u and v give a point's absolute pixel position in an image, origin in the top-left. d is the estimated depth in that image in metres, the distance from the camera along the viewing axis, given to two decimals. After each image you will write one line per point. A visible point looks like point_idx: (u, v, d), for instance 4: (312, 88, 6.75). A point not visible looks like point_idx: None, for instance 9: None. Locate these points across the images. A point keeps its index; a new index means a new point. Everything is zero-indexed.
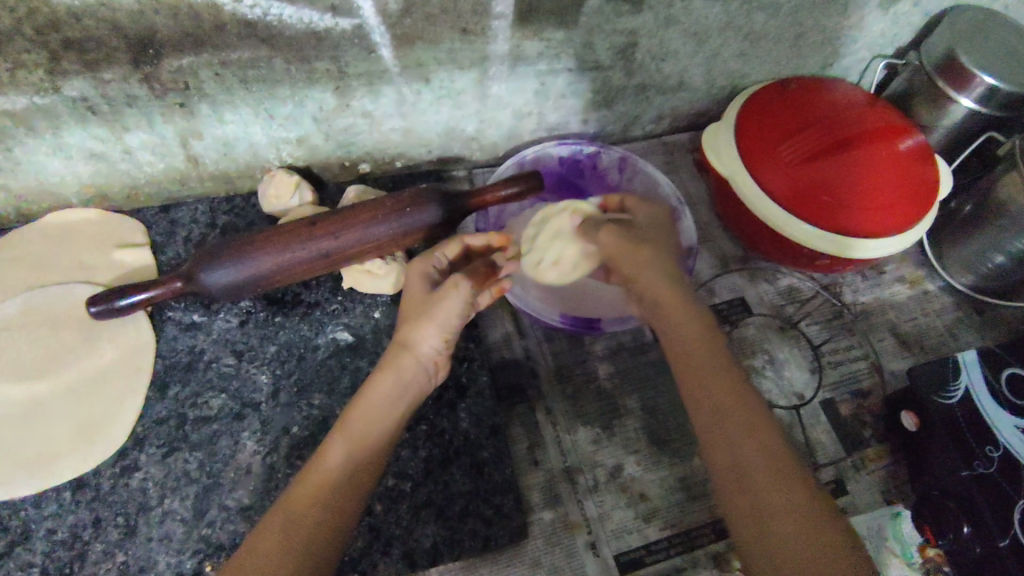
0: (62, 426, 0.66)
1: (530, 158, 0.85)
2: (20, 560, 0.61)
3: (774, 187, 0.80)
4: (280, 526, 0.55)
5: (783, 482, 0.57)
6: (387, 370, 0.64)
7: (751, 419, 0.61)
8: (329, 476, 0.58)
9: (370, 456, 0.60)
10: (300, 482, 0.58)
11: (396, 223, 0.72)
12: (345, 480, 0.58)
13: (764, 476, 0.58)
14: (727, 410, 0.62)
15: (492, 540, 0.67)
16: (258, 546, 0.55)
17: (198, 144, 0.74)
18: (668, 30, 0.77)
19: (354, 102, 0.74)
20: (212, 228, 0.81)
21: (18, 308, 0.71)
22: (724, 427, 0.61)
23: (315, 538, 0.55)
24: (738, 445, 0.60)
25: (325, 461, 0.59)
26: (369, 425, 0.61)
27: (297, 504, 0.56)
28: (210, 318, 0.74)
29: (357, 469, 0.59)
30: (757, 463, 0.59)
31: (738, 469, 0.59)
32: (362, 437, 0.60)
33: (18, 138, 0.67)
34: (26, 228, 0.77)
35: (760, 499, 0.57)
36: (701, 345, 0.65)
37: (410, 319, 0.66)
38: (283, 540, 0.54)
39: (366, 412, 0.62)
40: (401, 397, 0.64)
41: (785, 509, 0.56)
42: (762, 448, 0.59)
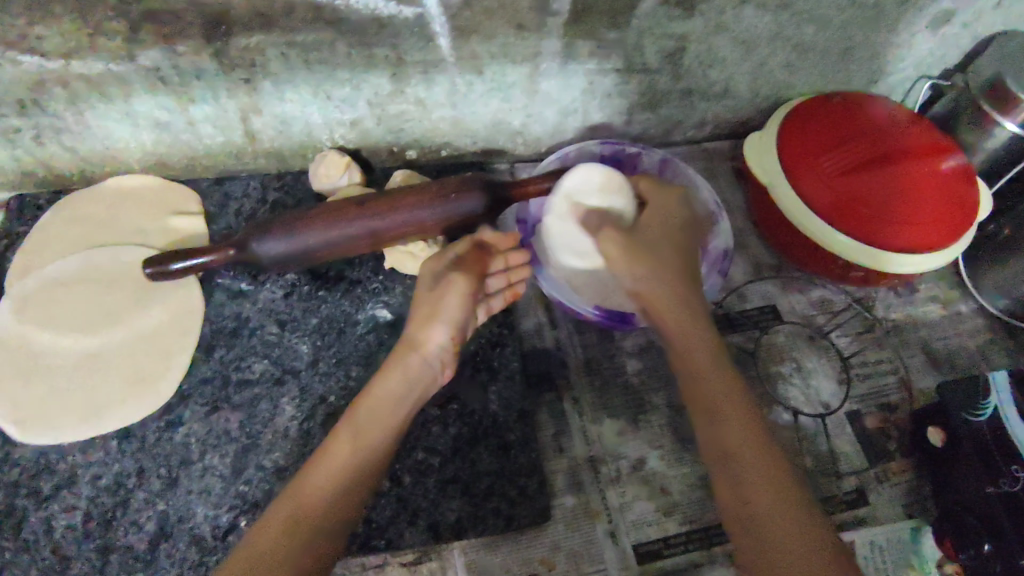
0: (114, 378, 0.70)
1: (573, 154, 0.86)
2: (68, 501, 0.65)
3: (814, 198, 0.82)
4: (286, 513, 0.58)
5: (777, 498, 0.57)
6: (397, 365, 0.66)
7: (746, 430, 0.61)
8: (335, 464, 0.60)
9: (377, 448, 0.63)
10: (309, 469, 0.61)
11: (441, 207, 0.74)
12: (349, 471, 0.61)
13: (758, 493, 0.58)
14: (723, 423, 0.62)
15: (515, 520, 0.69)
16: (262, 530, 0.57)
17: (257, 120, 0.78)
18: (717, 37, 0.79)
19: (408, 89, 0.77)
20: (262, 204, 0.83)
21: (79, 265, 0.75)
22: (722, 441, 0.62)
23: (316, 524, 0.58)
24: (730, 456, 0.61)
25: (333, 450, 0.61)
26: (377, 418, 0.64)
27: (304, 491, 0.59)
28: (257, 288, 0.77)
29: (361, 458, 0.61)
30: (755, 478, 0.58)
31: (730, 485, 0.60)
32: (370, 429, 0.63)
33: (91, 103, 0.71)
34: (91, 189, 0.81)
35: (754, 514, 0.57)
36: (699, 356, 0.66)
37: (420, 316, 0.67)
38: (286, 527, 0.57)
39: (377, 409, 0.64)
40: (410, 394, 0.65)
41: (780, 527, 0.56)
42: (758, 458, 0.59)
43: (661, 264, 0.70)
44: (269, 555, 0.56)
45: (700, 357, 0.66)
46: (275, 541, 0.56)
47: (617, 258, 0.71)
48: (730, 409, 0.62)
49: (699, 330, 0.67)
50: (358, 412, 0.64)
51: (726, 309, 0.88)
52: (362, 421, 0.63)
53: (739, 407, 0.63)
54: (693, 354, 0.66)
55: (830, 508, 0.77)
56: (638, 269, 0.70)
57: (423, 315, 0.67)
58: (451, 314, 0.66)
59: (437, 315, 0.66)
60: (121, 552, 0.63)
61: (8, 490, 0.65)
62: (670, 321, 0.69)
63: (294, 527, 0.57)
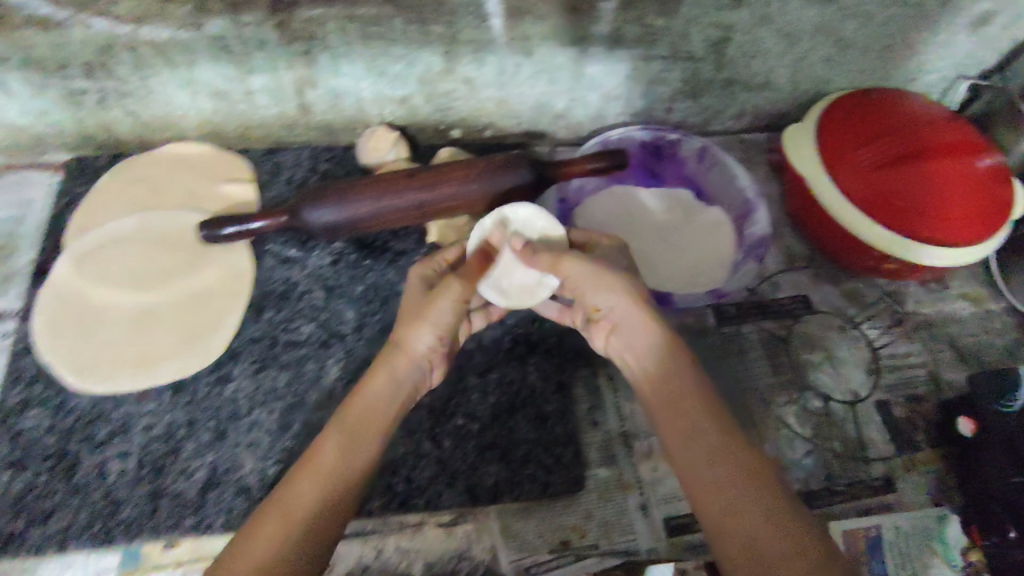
0: (167, 334, 0.72)
1: (615, 138, 0.88)
2: (120, 448, 0.67)
3: (854, 193, 0.83)
4: (274, 521, 0.57)
5: (751, 494, 0.54)
6: (382, 368, 0.67)
7: (716, 432, 0.58)
8: (325, 466, 0.60)
9: (367, 446, 0.63)
10: (296, 475, 0.60)
11: (488, 182, 0.76)
12: (341, 470, 0.60)
13: (732, 492, 0.55)
14: (688, 427, 0.59)
15: (550, 487, 0.71)
16: (252, 537, 0.56)
17: (311, 93, 0.80)
18: (762, 29, 0.80)
19: (459, 68, 0.79)
20: (313, 174, 0.87)
21: (134, 226, 0.78)
22: (689, 448, 0.58)
23: (308, 527, 0.57)
24: (699, 461, 0.57)
25: (321, 453, 0.61)
26: (365, 421, 0.64)
27: (293, 497, 0.58)
28: (305, 254, 0.80)
29: (352, 456, 0.62)
30: (725, 480, 0.55)
31: (702, 491, 0.56)
32: (358, 429, 0.63)
33: (155, 69, 0.73)
34: (147, 155, 0.84)
35: (726, 515, 0.54)
36: (661, 364, 0.63)
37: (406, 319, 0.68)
38: (279, 531, 0.56)
39: (366, 411, 0.64)
40: (396, 396, 0.66)
41: (753, 525, 0.52)
42: (729, 457, 0.56)
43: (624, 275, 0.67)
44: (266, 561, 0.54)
45: (663, 367, 0.63)
46: (266, 546, 0.55)
47: (575, 279, 0.67)
48: (698, 413, 0.59)
49: (657, 337, 0.64)
50: (344, 415, 0.64)
51: (760, 296, 0.89)
52: (350, 423, 0.64)
53: (705, 409, 0.59)
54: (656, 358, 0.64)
55: (856, 492, 0.79)
56: (597, 286, 0.66)
57: (408, 318, 0.68)
58: (439, 312, 0.66)
59: (425, 312, 0.66)
60: (170, 498, 0.65)
61: (64, 435, 0.68)
62: (633, 333, 0.65)
63: (286, 529, 0.56)
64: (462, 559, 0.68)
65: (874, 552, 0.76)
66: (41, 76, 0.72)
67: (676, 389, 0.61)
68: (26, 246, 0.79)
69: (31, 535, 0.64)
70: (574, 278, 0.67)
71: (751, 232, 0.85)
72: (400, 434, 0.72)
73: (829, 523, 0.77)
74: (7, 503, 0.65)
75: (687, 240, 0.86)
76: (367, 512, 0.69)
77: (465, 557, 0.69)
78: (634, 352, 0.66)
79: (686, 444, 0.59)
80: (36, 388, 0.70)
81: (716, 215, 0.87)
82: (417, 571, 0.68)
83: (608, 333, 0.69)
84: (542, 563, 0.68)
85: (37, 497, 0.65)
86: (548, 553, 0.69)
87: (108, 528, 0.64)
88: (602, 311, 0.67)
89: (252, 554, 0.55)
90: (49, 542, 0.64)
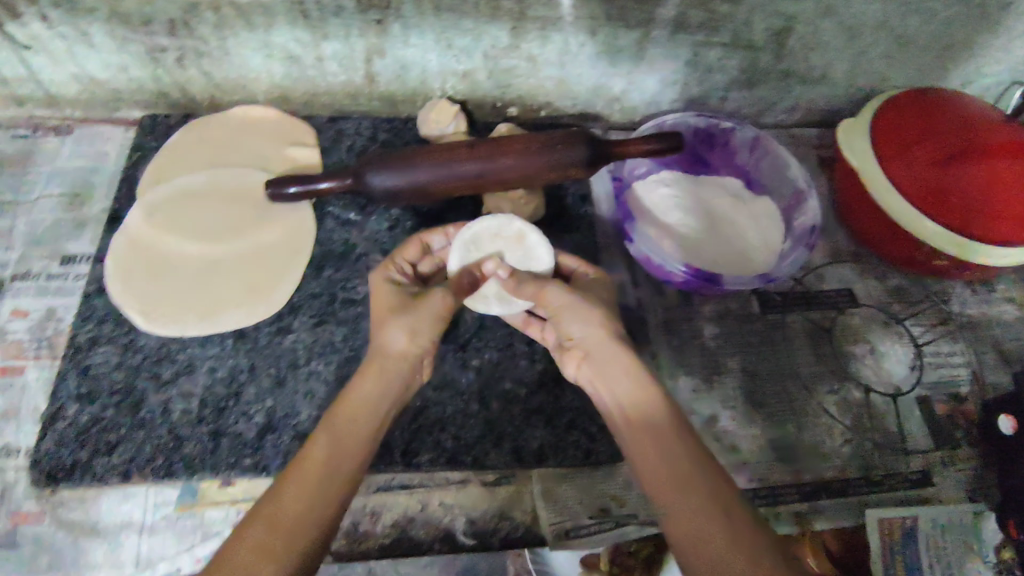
0: (233, 284, 0.75)
1: (669, 123, 0.90)
2: (184, 388, 0.70)
3: (905, 184, 0.82)
4: (265, 527, 0.52)
5: (725, 525, 0.52)
6: (370, 370, 0.64)
7: (684, 458, 0.56)
8: (316, 470, 0.56)
9: (358, 451, 0.59)
10: (283, 479, 0.56)
11: (546, 156, 0.77)
12: (331, 473, 0.56)
13: (704, 523, 0.52)
14: (657, 456, 0.57)
15: (593, 454, 0.73)
16: (239, 544, 0.51)
17: (379, 62, 0.82)
18: (825, 20, 0.81)
19: (524, 44, 0.81)
20: (373, 142, 0.89)
21: (204, 181, 0.81)
22: (660, 477, 0.56)
23: (304, 533, 0.52)
24: (671, 491, 0.55)
25: (310, 455, 0.57)
26: (354, 427, 0.61)
27: (284, 504, 0.54)
28: (364, 219, 0.83)
29: (344, 458, 0.58)
30: (696, 510, 0.53)
31: (675, 520, 0.54)
32: (349, 433, 0.60)
33: (235, 30, 0.76)
34: (216, 115, 0.87)
35: (703, 549, 0.51)
36: (626, 384, 0.62)
37: (379, 325, 0.67)
38: (271, 536, 0.52)
39: (354, 408, 0.62)
40: (385, 400, 0.64)
41: (730, 558, 0.50)
42: (695, 484, 0.54)
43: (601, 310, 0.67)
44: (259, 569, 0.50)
45: (630, 390, 0.62)
46: (257, 556, 0.50)
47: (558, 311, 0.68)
48: (663, 440, 0.57)
49: (627, 367, 0.63)
50: (331, 417, 0.61)
51: (805, 287, 0.90)
52: (337, 427, 0.60)
53: (672, 436, 0.57)
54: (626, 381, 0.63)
55: (892, 484, 0.79)
56: (577, 317, 0.66)
57: (395, 318, 0.66)
58: (424, 325, 0.67)
59: (411, 320, 0.66)
60: (230, 437, 0.68)
61: (131, 372, 0.71)
62: (605, 362, 0.64)
63: (277, 536, 0.52)
64: (505, 518, 0.72)
65: (907, 543, 0.77)
66: (126, 31, 0.75)
67: (645, 417, 0.60)
68: (100, 195, 0.84)
69: (96, 465, 0.66)
70: (556, 308, 0.67)
71: (803, 221, 0.85)
72: (450, 394, 0.74)
73: (865, 511, 0.78)
74: (75, 433, 0.68)
75: (737, 226, 0.87)
76: (416, 466, 0.70)
77: (506, 516, 0.72)
78: (603, 376, 0.64)
79: (655, 472, 0.56)
80: (107, 327, 0.73)
81: (766, 203, 0.89)
82: (461, 526, 0.72)
83: (579, 366, 0.68)
84: (584, 526, 0.71)
85: (103, 430, 0.68)
86: (588, 518, 0.72)
87: (171, 462, 0.67)
88: (574, 340, 0.66)
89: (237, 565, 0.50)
90: (112, 473, 0.66)
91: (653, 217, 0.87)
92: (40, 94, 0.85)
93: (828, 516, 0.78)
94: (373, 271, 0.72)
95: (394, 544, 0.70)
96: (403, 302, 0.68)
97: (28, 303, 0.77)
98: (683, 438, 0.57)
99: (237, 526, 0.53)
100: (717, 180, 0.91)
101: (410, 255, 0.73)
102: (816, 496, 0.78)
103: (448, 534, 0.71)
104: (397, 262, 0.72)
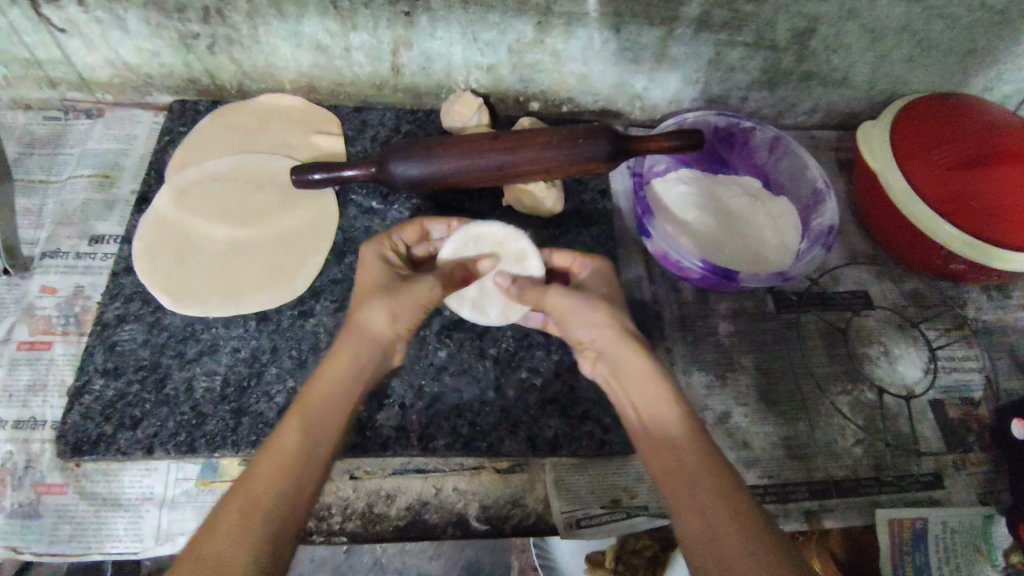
0: (256, 267, 0.77)
1: (690, 121, 0.90)
2: (208, 367, 0.72)
3: (925, 189, 0.82)
4: (236, 512, 0.50)
5: (733, 525, 0.49)
6: (344, 348, 0.62)
7: (694, 457, 0.54)
8: (287, 452, 0.54)
9: (331, 433, 0.58)
10: (256, 462, 0.54)
11: (568, 150, 0.77)
12: (303, 455, 0.55)
13: (712, 522, 0.50)
14: (669, 455, 0.55)
15: (607, 445, 0.73)
16: (212, 531, 0.49)
17: (406, 54, 0.84)
18: (849, 23, 0.81)
19: (549, 40, 0.82)
20: (396, 133, 0.90)
21: (230, 165, 0.82)
22: (670, 475, 0.54)
23: (275, 518, 0.51)
24: (680, 490, 0.53)
25: (281, 438, 0.55)
26: (327, 408, 0.59)
27: (256, 487, 0.52)
28: (386, 208, 0.84)
29: (316, 441, 0.56)
30: (704, 509, 0.51)
31: (682, 520, 0.51)
32: (320, 413, 0.58)
33: (266, 19, 0.77)
34: (244, 102, 0.88)
35: (708, 550, 0.49)
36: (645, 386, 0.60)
37: (360, 302, 0.65)
38: (241, 521, 0.50)
39: (323, 387, 0.60)
40: (359, 379, 0.62)
41: (737, 559, 0.47)
42: (705, 483, 0.52)
43: (612, 308, 0.65)
44: (231, 559, 0.48)
45: (646, 392, 0.59)
46: (230, 545, 0.49)
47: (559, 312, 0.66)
48: (676, 438, 0.56)
49: (643, 363, 0.61)
50: (304, 397, 0.59)
51: (821, 288, 0.91)
52: (311, 407, 0.58)
53: (686, 436, 0.56)
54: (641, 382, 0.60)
55: (903, 485, 0.80)
56: (582, 320, 0.64)
57: (375, 298, 0.65)
58: (404, 309, 0.65)
59: (391, 302, 0.64)
60: (251, 416, 0.70)
61: (156, 349, 0.72)
62: (617, 362, 0.62)
63: (247, 522, 0.50)
64: (517, 505, 0.73)
65: (918, 544, 0.77)
66: (160, 17, 0.77)
67: (658, 417, 0.58)
68: (129, 177, 0.86)
69: (120, 439, 0.68)
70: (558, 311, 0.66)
71: (821, 222, 0.85)
72: (467, 381, 0.75)
73: (875, 511, 0.78)
74: (101, 407, 0.69)
75: (754, 225, 0.87)
76: (432, 450, 0.71)
77: (518, 503, 0.73)
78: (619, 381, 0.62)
79: (665, 471, 0.55)
80: (134, 305, 0.75)
81: (783, 204, 0.89)
82: (473, 512, 0.72)
83: (595, 362, 0.66)
84: (595, 516, 0.72)
85: (128, 404, 0.70)
86: (599, 508, 0.73)
87: (193, 438, 0.68)
88: (584, 343, 0.65)
89: (208, 555, 0.48)
90: (136, 447, 0.68)
91: (670, 214, 0.88)
92: (73, 77, 0.86)
93: (838, 515, 0.78)
94: (365, 241, 0.71)
95: (409, 526, 0.71)
96: (386, 283, 0.66)
97: (57, 280, 0.79)
98: (697, 439, 0.55)
99: (212, 510, 0.51)
100: (735, 180, 0.92)
101: (407, 236, 0.74)
102: (826, 494, 0.78)
103: (461, 519, 0.72)
104: (393, 240, 0.72)
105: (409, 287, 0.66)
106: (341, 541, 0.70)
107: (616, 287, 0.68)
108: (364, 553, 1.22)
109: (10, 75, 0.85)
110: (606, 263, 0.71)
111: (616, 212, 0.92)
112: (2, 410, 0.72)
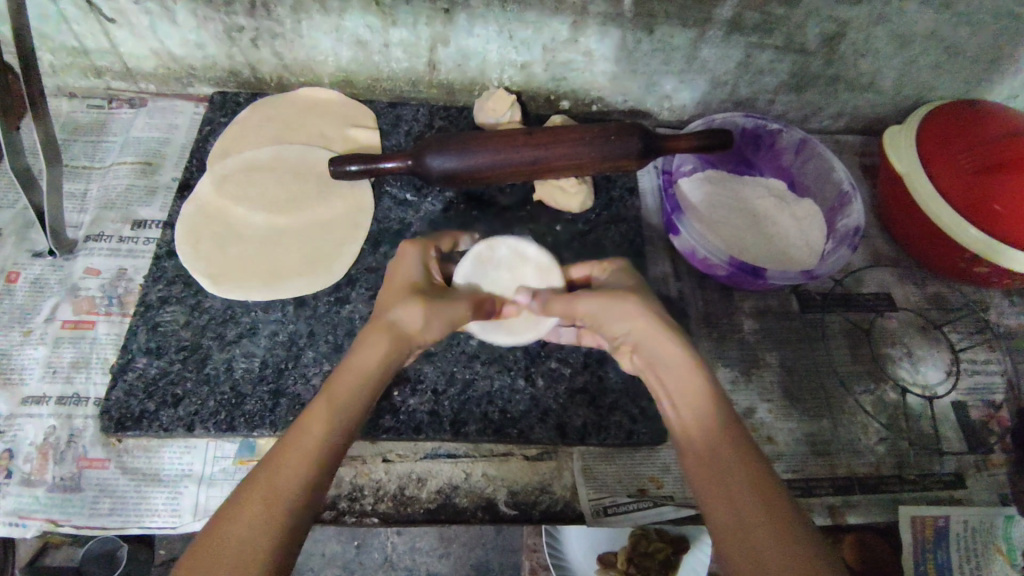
0: (295, 255, 0.79)
1: (719, 121, 0.92)
2: (247, 349, 0.74)
3: (954, 196, 0.83)
4: (261, 498, 0.50)
5: (765, 517, 0.48)
6: (377, 340, 0.61)
7: (724, 445, 0.53)
8: (315, 442, 0.53)
9: (352, 425, 0.57)
10: (281, 446, 0.53)
11: (601, 146, 0.77)
12: (329, 445, 0.54)
13: (743, 515, 0.49)
14: (699, 436, 0.55)
15: (636, 434, 0.75)
16: (235, 514, 0.49)
17: (442, 50, 0.86)
18: (879, 28, 0.83)
19: (583, 39, 0.84)
20: (429, 128, 0.92)
21: (269, 155, 0.84)
22: (703, 470, 0.53)
23: (298, 505, 0.50)
24: (714, 485, 0.51)
25: (309, 424, 0.55)
26: (357, 397, 0.58)
27: (281, 474, 0.51)
28: (420, 199, 0.86)
29: (343, 430, 0.56)
30: (736, 500, 0.50)
31: (712, 509, 0.51)
32: (348, 406, 0.57)
33: (310, 14, 0.80)
34: (285, 94, 0.91)
35: (738, 537, 0.48)
36: (676, 372, 0.59)
37: (394, 299, 0.64)
38: (269, 508, 0.49)
39: (354, 376, 0.59)
40: (385, 375, 0.61)
41: (767, 550, 0.47)
42: (737, 474, 0.51)
43: (642, 297, 0.64)
44: (256, 542, 0.48)
45: (677, 377, 0.58)
46: (253, 531, 0.48)
47: (589, 313, 0.65)
48: (710, 428, 0.55)
49: (676, 350, 0.60)
50: (332, 385, 0.58)
51: (845, 289, 0.92)
52: (339, 396, 0.57)
53: (714, 425, 0.55)
54: (670, 364, 0.59)
55: (926, 484, 0.81)
56: (611, 312, 0.63)
57: (413, 296, 0.64)
58: (440, 319, 0.64)
59: (429, 310, 0.63)
60: (289, 397, 0.72)
61: (198, 331, 0.75)
62: (650, 350, 0.61)
63: (272, 508, 0.49)
64: (545, 492, 0.74)
65: (940, 542, 0.78)
66: (208, 9, 0.79)
67: (691, 411, 0.57)
68: (170, 165, 0.89)
69: (162, 416, 0.70)
70: (589, 312, 0.65)
71: (847, 222, 0.86)
72: (497, 369, 0.76)
73: (899, 507, 0.79)
74: (143, 384, 0.72)
75: (780, 227, 0.88)
76: (463, 436, 0.72)
77: (547, 490, 0.75)
78: (652, 369, 0.62)
79: (697, 464, 0.54)
80: (176, 288, 0.78)
81: (808, 205, 0.91)
82: (502, 497, 0.74)
83: (630, 355, 0.65)
84: (622, 504, 0.74)
85: (170, 382, 0.72)
86: (626, 497, 0.74)
87: (232, 416, 0.71)
88: (619, 337, 0.64)
89: (234, 539, 0.48)
90: (177, 424, 0.70)
91: (698, 212, 0.89)
92: (118, 67, 0.89)
93: (861, 510, 0.79)
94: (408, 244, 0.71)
95: (439, 509, 0.72)
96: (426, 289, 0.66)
97: (100, 262, 0.82)
98: (731, 433, 0.54)
99: (234, 491, 0.51)
100: (761, 182, 0.94)
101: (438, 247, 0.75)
102: (849, 490, 0.79)
103: (490, 503, 0.73)
104: (432, 250, 0.72)
105: (449, 302, 0.65)
106: (373, 521, 0.72)
107: (637, 276, 0.67)
108: (374, 549, 1.22)
109: (57, 63, 0.88)
110: (623, 262, 0.71)
111: (642, 210, 0.94)
112: (46, 386, 0.75)
